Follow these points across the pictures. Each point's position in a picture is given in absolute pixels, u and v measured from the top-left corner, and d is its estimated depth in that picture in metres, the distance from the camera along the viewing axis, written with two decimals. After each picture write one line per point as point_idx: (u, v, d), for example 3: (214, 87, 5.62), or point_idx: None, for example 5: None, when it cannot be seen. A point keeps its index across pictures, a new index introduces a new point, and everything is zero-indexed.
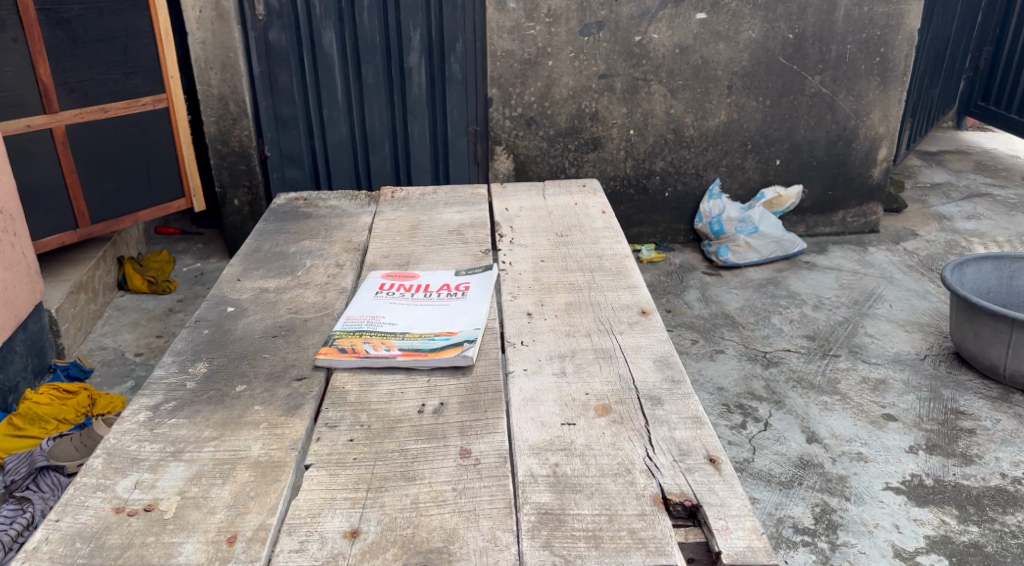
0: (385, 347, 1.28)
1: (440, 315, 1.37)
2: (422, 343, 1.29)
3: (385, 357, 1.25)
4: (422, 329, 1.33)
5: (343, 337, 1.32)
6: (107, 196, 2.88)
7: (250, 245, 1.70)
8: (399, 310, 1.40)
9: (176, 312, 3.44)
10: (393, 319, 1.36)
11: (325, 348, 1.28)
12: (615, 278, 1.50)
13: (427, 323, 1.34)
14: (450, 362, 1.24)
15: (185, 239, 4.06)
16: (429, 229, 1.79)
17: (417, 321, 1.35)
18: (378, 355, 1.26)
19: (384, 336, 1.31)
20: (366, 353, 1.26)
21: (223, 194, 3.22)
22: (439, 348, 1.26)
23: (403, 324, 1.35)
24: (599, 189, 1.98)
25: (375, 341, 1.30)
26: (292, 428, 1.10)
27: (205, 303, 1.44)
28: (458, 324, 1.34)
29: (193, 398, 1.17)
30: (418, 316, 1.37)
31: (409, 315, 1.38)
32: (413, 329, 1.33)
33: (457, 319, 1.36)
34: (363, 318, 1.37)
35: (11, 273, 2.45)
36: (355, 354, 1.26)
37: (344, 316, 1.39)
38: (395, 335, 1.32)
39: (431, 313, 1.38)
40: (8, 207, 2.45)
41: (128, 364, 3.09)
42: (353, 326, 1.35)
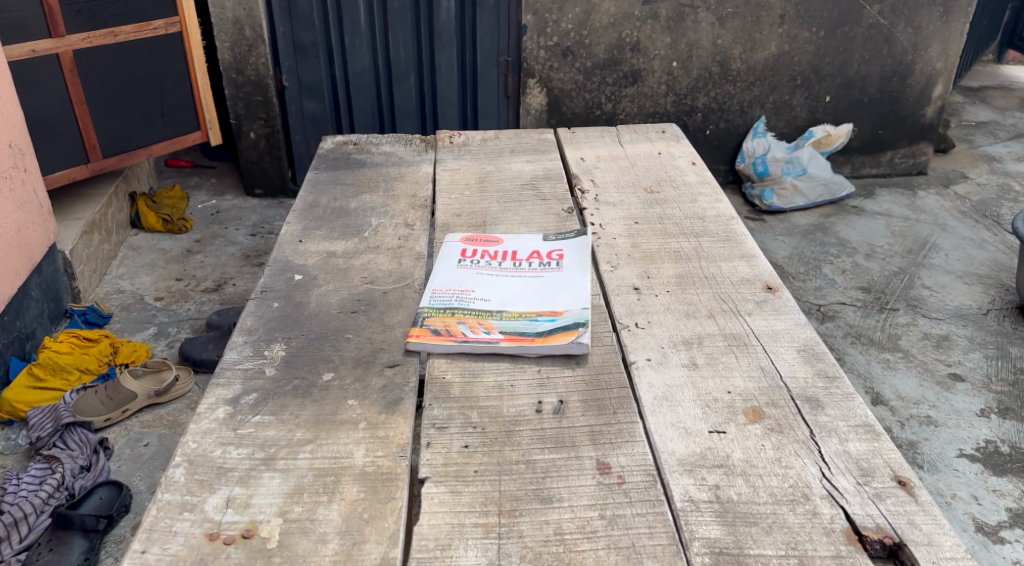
0: (484, 330, 1.13)
1: (537, 290, 1.22)
2: (526, 324, 1.13)
3: (486, 342, 1.10)
4: (521, 307, 1.17)
5: (433, 316, 1.16)
6: (118, 129, 2.68)
7: (305, 200, 1.53)
8: (490, 283, 1.24)
9: (194, 254, 3.26)
10: (485, 295, 1.21)
11: (417, 330, 1.13)
12: (725, 247, 1.35)
13: (526, 300, 1.19)
14: (562, 350, 1.09)
15: (197, 173, 3.86)
16: (499, 181, 1.62)
17: (513, 298, 1.20)
18: (478, 339, 1.11)
19: (479, 316, 1.15)
20: (463, 337, 1.11)
21: (239, 126, 3.01)
22: (546, 333, 1.11)
23: (497, 300, 1.19)
24: (681, 135, 1.81)
25: (471, 322, 1.14)
26: (396, 430, 0.97)
27: (269, 270, 1.29)
28: (561, 302, 1.18)
29: (275, 389, 1.04)
30: (513, 291, 1.21)
31: (502, 289, 1.22)
32: (511, 307, 1.17)
33: (558, 295, 1.20)
34: (450, 292, 1.21)
35: (23, 213, 2.36)
36: (452, 339, 1.11)
37: (429, 290, 1.23)
38: (492, 314, 1.16)
39: (527, 288, 1.22)
40: (16, 139, 2.31)
41: (148, 310, 2.92)
42: (441, 303, 1.19)
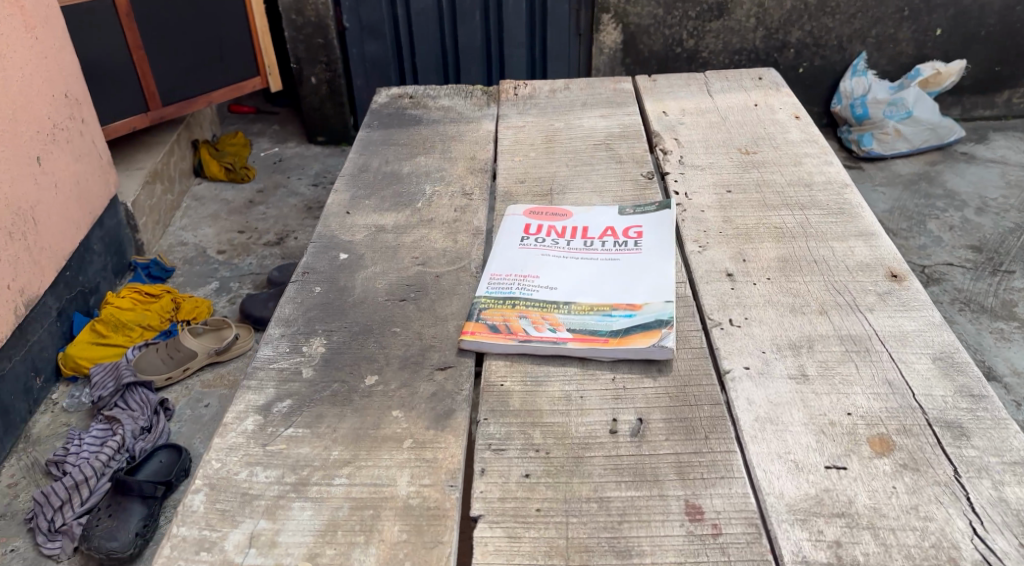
0: (549, 327, 0.97)
1: (612, 277, 1.06)
2: (599, 321, 0.97)
3: (552, 342, 0.95)
4: (593, 299, 1.01)
5: (490, 307, 1.01)
6: (178, 76, 2.61)
7: (355, 164, 1.39)
8: (558, 268, 1.08)
9: (257, 205, 3.18)
10: (551, 283, 1.05)
11: (472, 325, 0.98)
12: (836, 222, 1.15)
13: (598, 290, 1.03)
14: (642, 354, 0.93)
15: (260, 119, 3.77)
16: (568, 141, 1.45)
17: (584, 287, 1.04)
18: (543, 338, 0.96)
19: (544, 309, 1.00)
20: (526, 336, 0.96)
21: (300, 71, 2.88)
22: (623, 332, 0.95)
23: (565, 289, 1.04)
24: (781, 83, 1.59)
25: (534, 316, 0.99)
26: (446, 451, 0.83)
27: (312, 248, 1.16)
28: (640, 292, 1.02)
29: (311, 395, 0.91)
30: (584, 279, 1.05)
31: (571, 276, 1.06)
32: (581, 299, 1.01)
33: (636, 284, 1.04)
34: (511, 278, 1.06)
35: (83, 165, 2.38)
36: (512, 338, 0.96)
37: (487, 275, 1.08)
38: (559, 307, 1.01)
39: (601, 274, 1.06)
40: (73, 89, 2.32)
41: (210, 264, 2.86)
42: (501, 292, 1.04)
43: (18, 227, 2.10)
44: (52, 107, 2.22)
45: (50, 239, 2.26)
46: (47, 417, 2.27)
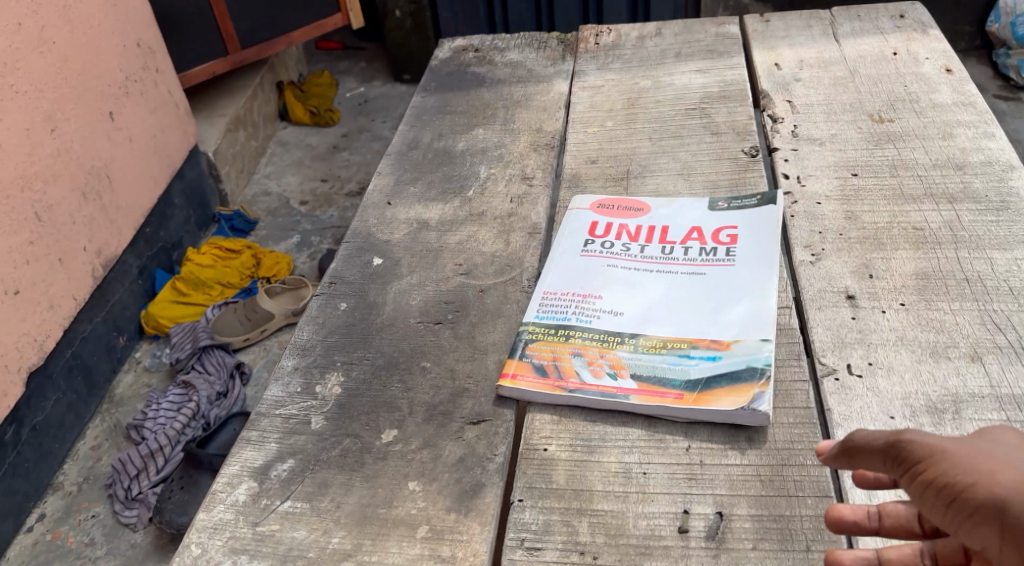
0: (609, 372, 0.77)
1: (697, 298, 0.84)
2: (674, 366, 0.77)
3: (613, 393, 0.75)
4: (667, 331, 0.81)
5: (539, 339, 0.82)
6: (257, 17, 2.50)
7: (405, 139, 1.21)
8: (626, 284, 0.87)
9: (340, 151, 3.06)
10: (617, 307, 0.85)
11: (513, 367, 0.80)
12: (997, 222, 0.89)
13: (676, 317, 0.82)
14: (726, 418, 0.72)
15: (348, 56, 3.62)
16: (654, 105, 1.22)
17: (658, 313, 0.83)
18: (600, 388, 0.76)
19: (605, 346, 0.80)
20: (579, 384, 0.77)
21: (384, 4, 2.64)
22: (704, 384, 0.75)
23: (635, 315, 0.84)
24: (928, 23, 1.29)
25: (592, 355, 0.79)
26: (468, 544, 0.67)
27: (342, 252, 1.00)
28: (728, 324, 0.80)
29: (317, 455, 0.75)
30: (658, 301, 0.85)
31: (642, 298, 0.85)
32: (653, 332, 0.81)
33: (725, 310, 0.82)
34: (569, 297, 0.87)
35: (159, 117, 2.31)
36: (561, 387, 0.77)
37: (539, 292, 0.88)
38: (624, 342, 0.81)
39: (682, 294, 0.85)
40: (146, 38, 2.23)
41: (293, 216, 2.77)
42: (554, 318, 0.85)
43: (91, 186, 2.04)
44: (123, 57, 2.14)
45: (127, 196, 2.19)
46: (130, 377, 2.24)
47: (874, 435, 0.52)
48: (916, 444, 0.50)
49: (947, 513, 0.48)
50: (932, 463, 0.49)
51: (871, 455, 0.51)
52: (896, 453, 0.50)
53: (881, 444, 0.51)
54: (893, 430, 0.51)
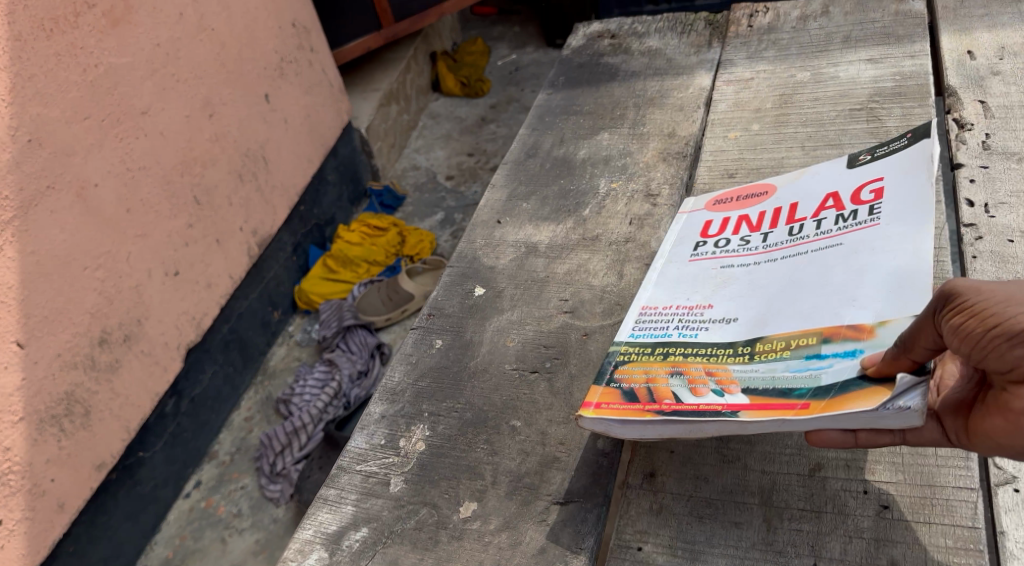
0: (715, 389, 0.66)
1: (831, 280, 0.71)
2: (799, 375, 0.64)
3: (715, 415, 0.63)
4: (791, 329, 0.69)
5: (631, 362, 0.71)
6: None
7: (524, 145, 1.11)
8: (747, 284, 0.75)
9: (489, 123, 3.01)
10: (732, 313, 0.73)
11: (596, 396, 0.68)
12: None
13: (803, 315, 0.69)
14: (866, 422, 0.58)
15: (502, 22, 3.54)
16: (811, 102, 1.04)
17: (782, 310, 0.71)
18: (699, 408, 0.64)
19: (711, 362, 0.68)
20: (675, 405, 0.65)
21: None
22: (837, 390, 0.61)
23: (753, 321, 0.71)
24: None
25: (693, 374, 0.68)
26: None
27: (444, 280, 0.93)
28: (873, 305, 0.67)
29: (392, 525, 0.69)
30: (781, 300, 0.72)
31: (765, 295, 0.73)
32: (774, 334, 0.69)
33: (870, 292, 0.68)
34: (674, 311, 0.76)
35: (314, 96, 2.33)
36: (652, 410, 0.65)
37: (637, 307, 0.78)
38: (738, 355, 0.69)
39: (813, 280, 0.72)
40: (300, 18, 2.25)
41: (439, 192, 2.76)
42: (651, 336, 0.74)
43: (247, 167, 2.06)
44: (279, 39, 2.16)
45: (284, 175, 2.23)
46: (282, 350, 2.29)
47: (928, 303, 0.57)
48: (964, 293, 0.55)
49: (989, 348, 0.53)
50: (978, 307, 0.54)
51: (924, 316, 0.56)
52: (945, 311, 0.55)
53: (933, 307, 0.56)
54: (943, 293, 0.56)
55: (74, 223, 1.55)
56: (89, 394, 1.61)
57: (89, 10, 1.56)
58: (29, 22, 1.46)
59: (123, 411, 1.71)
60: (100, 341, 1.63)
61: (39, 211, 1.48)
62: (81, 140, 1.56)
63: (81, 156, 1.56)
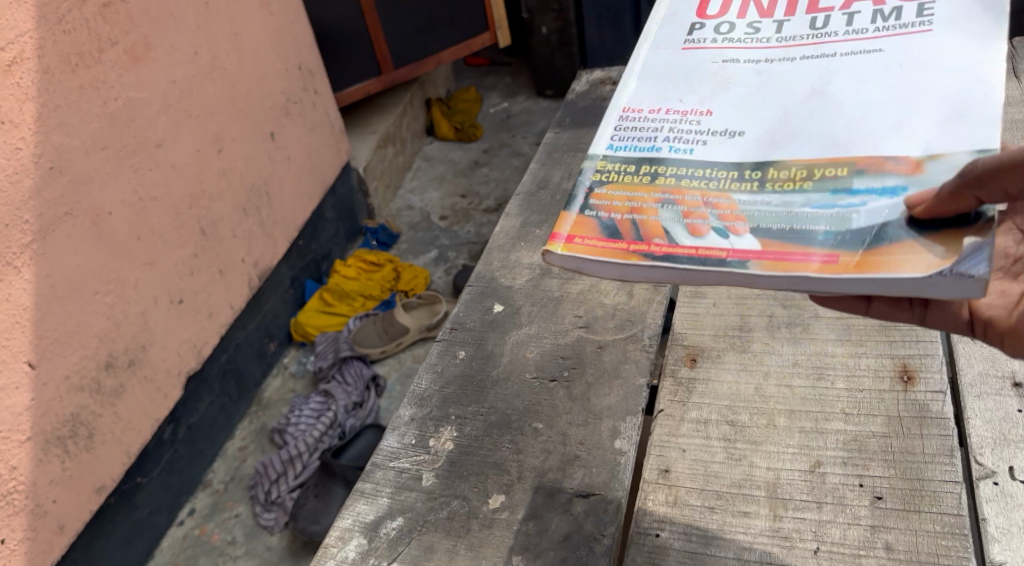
0: (719, 227, 0.63)
1: (857, 86, 0.70)
2: (823, 214, 0.62)
3: (717, 262, 0.60)
4: (811, 160, 0.66)
5: (614, 186, 0.70)
6: (410, 37, 2.58)
7: (535, 178, 1.19)
8: (754, 86, 0.74)
9: (481, 166, 3.11)
10: (736, 126, 0.71)
11: (566, 228, 0.67)
12: None
13: (824, 136, 0.67)
14: (914, 288, 0.55)
15: (494, 71, 3.66)
16: None
17: (797, 124, 0.69)
18: (700, 251, 0.62)
19: (712, 190, 0.67)
20: (669, 247, 0.63)
21: (532, 20, 2.67)
22: (871, 239, 0.59)
23: (763, 133, 0.70)
24: None
25: (690, 208, 0.65)
26: None
27: (465, 298, 0.99)
28: (917, 129, 0.64)
29: (426, 515, 0.74)
30: (799, 115, 0.70)
31: (774, 102, 0.72)
32: (788, 159, 0.67)
33: (912, 115, 0.66)
34: (673, 115, 0.74)
35: (316, 135, 2.40)
36: (642, 254, 0.62)
37: (618, 110, 0.77)
38: (748, 183, 0.66)
39: (839, 86, 0.70)
40: (305, 60, 2.31)
41: (433, 231, 2.83)
42: (635, 149, 0.73)
43: (252, 202, 2.12)
44: (286, 81, 2.23)
45: (285, 211, 2.29)
46: (277, 381, 2.33)
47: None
48: None
49: None
50: None
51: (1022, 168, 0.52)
52: None
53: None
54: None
55: (87, 249, 1.60)
56: (93, 417, 1.64)
57: (112, 46, 1.63)
58: (57, 57, 1.51)
59: (124, 435, 1.73)
60: (106, 365, 1.66)
61: (56, 236, 1.53)
62: (100, 169, 1.61)
63: (97, 185, 1.61)
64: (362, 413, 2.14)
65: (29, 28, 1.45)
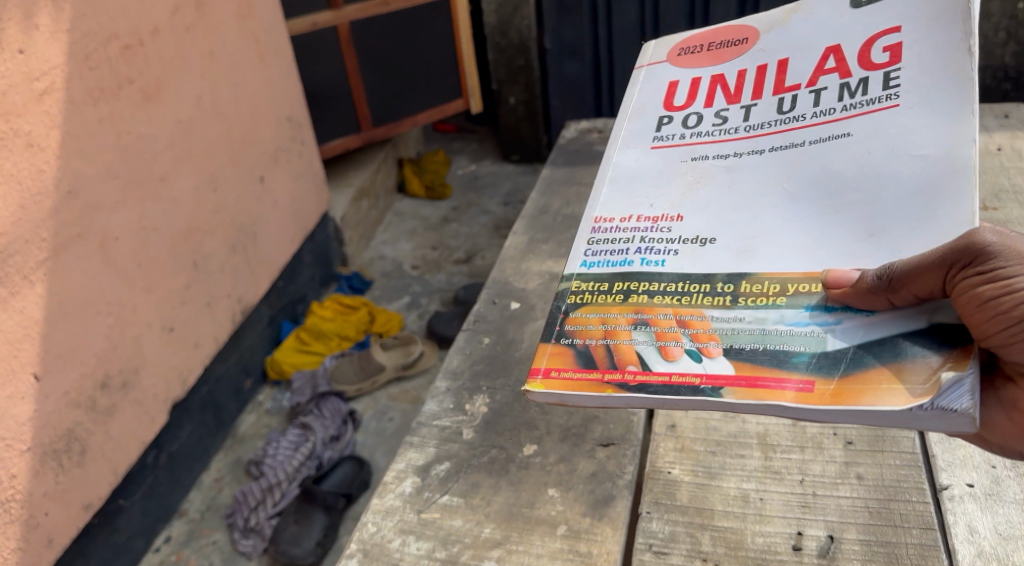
0: (692, 350, 0.65)
1: (832, 184, 0.71)
2: (797, 333, 0.64)
3: (687, 391, 0.62)
4: (785, 270, 0.68)
5: (585, 311, 0.72)
6: (389, 97, 2.69)
7: (536, 206, 1.35)
8: (725, 188, 0.76)
9: (450, 222, 3.27)
10: (708, 234, 0.74)
11: (543, 361, 0.70)
12: None
13: (797, 246, 0.69)
14: (902, 422, 0.57)
15: (462, 137, 3.87)
16: None
17: (773, 230, 0.71)
18: (672, 380, 0.64)
19: (681, 304, 0.69)
20: (645, 375, 0.65)
21: (500, 91, 2.84)
22: (846, 364, 0.60)
23: (733, 242, 0.72)
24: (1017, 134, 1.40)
25: (664, 327, 0.68)
26: (603, 543, 0.76)
27: (485, 294, 1.14)
28: (889, 230, 0.66)
29: (470, 459, 0.86)
30: (771, 218, 0.72)
31: (741, 206, 0.74)
32: (761, 272, 0.69)
33: (888, 221, 0.66)
34: (643, 221, 0.77)
35: (300, 184, 2.47)
36: (616, 385, 0.64)
37: (589, 222, 0.80)
38: (721, 297, 0.69)
39: (811, 186, 0.72)
40: (294, 113, 2.39)
41: (404, 279, 2.96)
42: (609, 265, 0.75)
43: (239, 240, 2.16)
44: (276, 131, 2.30)
45: (269, 250, 2.33)
46: (252, 417, 2.33)
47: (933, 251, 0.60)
48: (972, 255, 0.59)
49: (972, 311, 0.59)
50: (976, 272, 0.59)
51: (930, 265, 0.60)
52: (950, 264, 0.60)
53: (938, 257, 0.60)
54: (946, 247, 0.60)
55: (95, 271, 1.62)
56: (87, 434, 1.61)
57: (129, 84, 1.70)
58: (82, 90, 1.57)
59: (115, 454, 1.70)
60: (102, 385, 1.64)
61: (68, 258, 1.55)
62: (110, 198, 1.65)
63: (108, 211, 1.65)
64: (340, 445, 2.16)
65: (59, 62, 1.51)
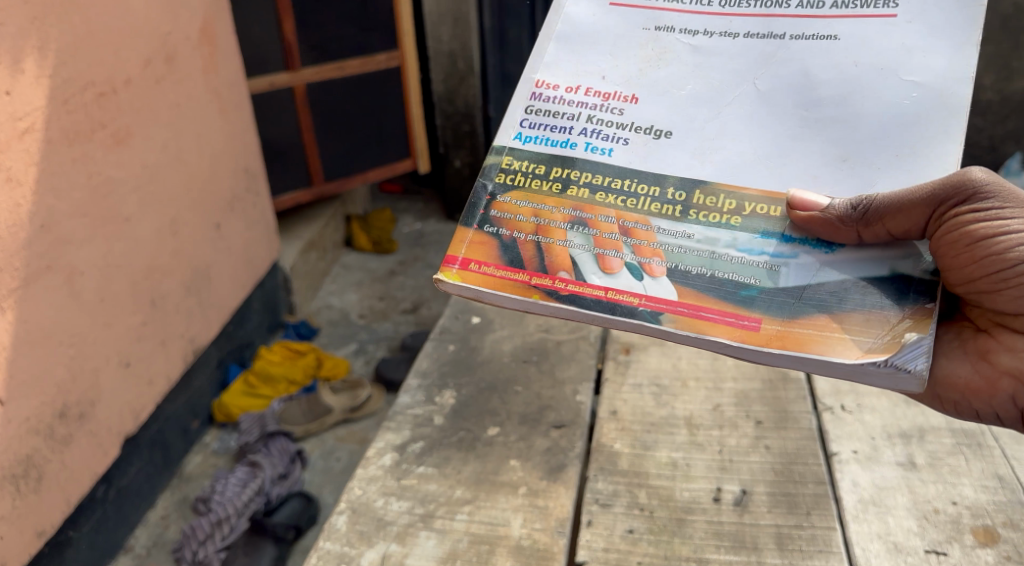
0: (636, 268, 0.82)
1: (807, 85, 0.85)
2: (753, 265, 0.81)
3: (627, 315, 0.79)
4: (734, 182, 0.84)
5: (515, 197, 0.88)
6: (341, 157, 2.79)
7: None
8: (692, 68, 0.89)
9: (397, 275, 3.41)
10: (668, 126, 0.88)
11: (464, 251, 0.85)
12: None
13: (758, 151, 0.85)
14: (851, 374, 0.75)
15: (407, 198, 4.03)
16: None
17: (737, 128, 0.86)
18: (608, 297, 0.81)
19: (622, 209, 0.85)
20: (580, 290, 0.81)
21: (447, 154, 3.04)
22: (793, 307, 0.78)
23: (703, 133, 0.87)
24: None
25: (602, 235, 0.84)
26: (557, 500, 0.95)
27: (450, 310, 1.29)
28: (854, 152, 0.82)
29: (441, 439, 1.04)
30: (732, 112, 0.87)
31: (703, 96, 0.88)
32: (716, 182, 0.85)
33: (858, 147, 0.82)
34: (612, 96, 0.90)
35: (253, 232, 2.49)
36: (542, 292, 0.81)
37: (532, 83, 0.93)
38: (672, 208, 0.85)
39: (782, 83, 0.86)
40: (251, 164, 2.44)
41: (351, 327, 3.07)
42: (547, 143, 0.90)
43: (194, 280, 2.16)
44: (234, 179, 2.34)
45: (221, 293, 2.34)
46: (198, 457, 2.30)
47: (919, 194, 0.78)
48: (952, 198, 0.78)
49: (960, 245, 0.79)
50: (957, 213, 0.78)
51: (918, 205, 0.78)
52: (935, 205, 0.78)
53: (925, 199, 0.78)
54: (929, 191, 0.78)
55: (60, 303, 1.64)
56: (44, 461, 1.62)
57: (101, 129, 1.74)
58: (59, 131, 1.62)
59: (67, 484, 1.70)
60: (60, 413, 1.66)
61: (36, 291, 1.57)
62: (78, 234, 1.68)
63: (75, 247, 1.68)
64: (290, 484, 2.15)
65: (41, 106, 1.56)
